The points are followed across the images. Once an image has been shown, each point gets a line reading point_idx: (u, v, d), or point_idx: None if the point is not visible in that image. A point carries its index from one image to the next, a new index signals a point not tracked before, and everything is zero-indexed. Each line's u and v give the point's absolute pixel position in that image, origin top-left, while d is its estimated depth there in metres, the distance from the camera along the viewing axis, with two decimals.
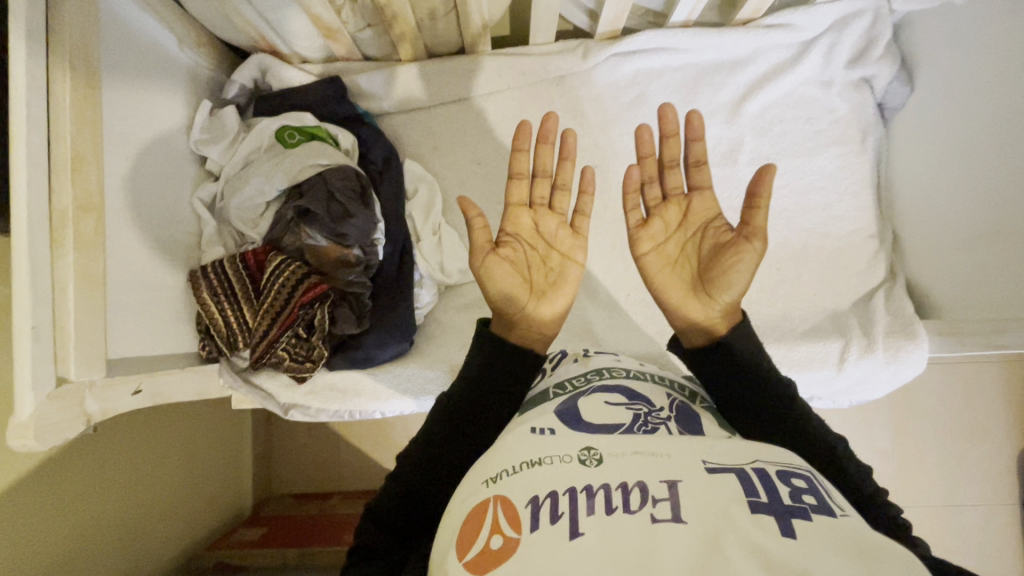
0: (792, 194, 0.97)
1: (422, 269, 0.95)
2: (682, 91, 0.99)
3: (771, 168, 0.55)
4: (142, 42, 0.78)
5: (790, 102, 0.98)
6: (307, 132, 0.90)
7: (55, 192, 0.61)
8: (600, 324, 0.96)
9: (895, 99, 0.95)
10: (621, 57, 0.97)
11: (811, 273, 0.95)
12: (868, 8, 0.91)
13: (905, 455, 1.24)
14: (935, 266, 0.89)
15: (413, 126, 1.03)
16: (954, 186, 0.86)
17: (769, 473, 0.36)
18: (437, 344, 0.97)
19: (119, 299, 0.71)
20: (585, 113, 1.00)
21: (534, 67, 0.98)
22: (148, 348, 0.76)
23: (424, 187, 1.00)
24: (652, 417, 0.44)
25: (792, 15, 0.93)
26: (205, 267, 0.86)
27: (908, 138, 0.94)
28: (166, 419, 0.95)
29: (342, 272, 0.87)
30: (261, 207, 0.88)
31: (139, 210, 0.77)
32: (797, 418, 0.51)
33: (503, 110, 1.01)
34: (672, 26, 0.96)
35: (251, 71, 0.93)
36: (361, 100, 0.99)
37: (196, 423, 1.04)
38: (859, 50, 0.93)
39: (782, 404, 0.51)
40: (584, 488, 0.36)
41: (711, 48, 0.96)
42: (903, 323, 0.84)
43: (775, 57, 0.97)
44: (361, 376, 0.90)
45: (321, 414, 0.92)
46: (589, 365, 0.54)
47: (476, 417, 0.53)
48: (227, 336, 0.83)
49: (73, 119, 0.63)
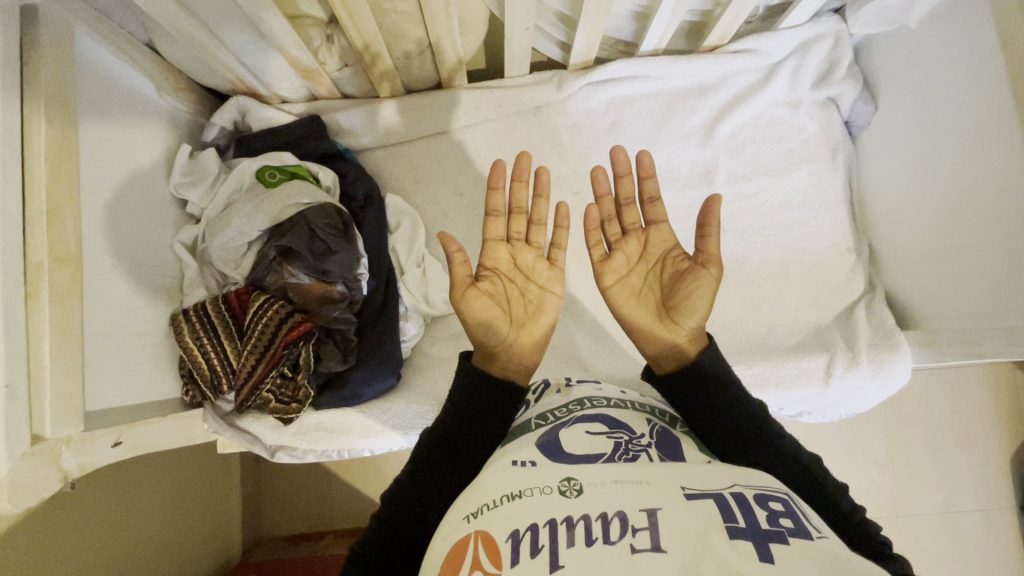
0: (769, 213, 0.99)
1: (406, 302, 0.95)
2: (655, 118, 1.01)
3: (718, 198, 0.56)
4: (117, 89, 0.79)
5: (761, 123, 1.00)
6: (288, 171, 0.90)
7: (29, 245, 0.60)
8: (588, 349, 0.96)
9: (861, 117, 0.98)
10: (594, 87, 0.99)
11: (793, 289, 0.96)
12: (829, 32, 0.94)
13: (899, 465, 1.24)
14: (913, 278, 0.91)
15: (394, 160, 1.04)
16: (924, 200, 0.88)
17: (746, 497, 0.36)
18: (425, 377, 0.96)
19: (98, 349, 0.70)
20: (562, 142, 1.02)
21: (510, 99, 1.00)
22: (128, 398, 0.75)
23: (407, 221, 1.00)
24: (633, 444, 0.43)
25: (756, 41, 0.95)
26: (186, 310, 0.84)
27: (876, 155, 0.97)
28: (114, 482, 0.85)
29: (326, 308, 0.87)
30: (243, 247, 0.88)
31: (118, 257, 0.76)
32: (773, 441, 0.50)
33: (481, 142, 1.03)
34: (642, 55, 0.98)
35: (229, 114, 0.94)
36: (340, 138, 1.00)
37: (152, 474, 0.93)
38: (823, 72, 0.96)
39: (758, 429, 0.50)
40: (564, 520, 0.35)
41: (680, 75, 0.98)
42: (885, 335, 0.86)
43: (744, 80, 0.99)
44: (350, 414, 0.89)
45: (308, 454, 0.91)
46: (571, 395, 0.53)
47: (459, 452, 0.52)
48: (211, 379, 0.82)
49: (49, 173, 0.63)
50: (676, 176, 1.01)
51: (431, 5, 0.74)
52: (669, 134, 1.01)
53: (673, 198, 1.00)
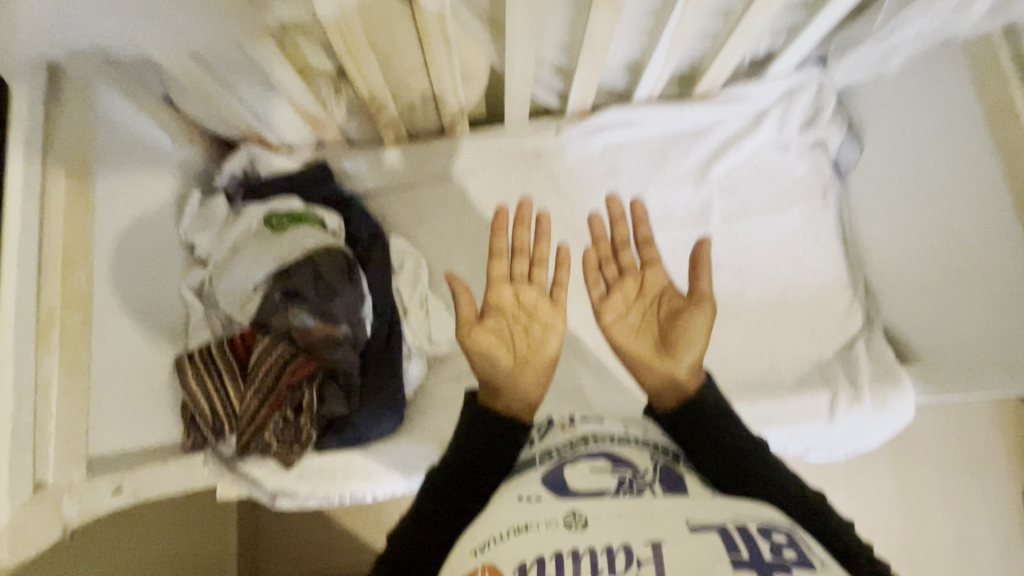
0: (765, 250, 1.01)
1: (410, 342, 0.96)
2: (650, 161, 1.05)
3: (705, 240, 0.62)
4: (130, 138, 0.82)
5: (753, 165, 1.04)
6: (295, 215, 0.92)
7: (42, 294, 0.62)
8: (591, 387, 0.96)
9: (847, 158, 1.02)
10: (590, 133, 1.03)
11: (792, 325, 0.97)
12: (812, 81, 0.98)
13: (911, 502, 1.22)
14: (909, 311, 0.92)
15: (397, 203, 1.07)
16: (915, 235, 0.91)
17: (750, 528, 0.36)
18: (428, 417, 0.95)
19: (103, 393, 0.70)
20: (561, 184, 1.05)
21: (510, 144, 1.03)
22: (129, 443, 0.74)
23: (410, 261, 1.02)
24: (638, 481, 0.41)
25: (744, 89, 0.99)
26: (191, 353, 0.85)
27: (866, 192, 1.00)
28: (99, 536, 0.81)
29: (329, 349, 0.86)
30: (249, 289, 0.87)
31: (125, 301, 0.77)
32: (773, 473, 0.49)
33: (483, 184, 1.06)
34: (636, 102, 1.02)
35: (239, 161, 0.97)
36: (346, 183, 1.03)
37: (145, 524, 0.90)
38: (810, 117, 1.00)
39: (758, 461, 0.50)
40: (570, 553, 0.36)
41: (673, 121, 1.02)
42: (885, 370, 0.87)
43: (734, 125, 1.03)
44: (354, 455, 0.88)
45: (310, 499, 0.87)
46: (575, 430, 0.49)
47: (462, 497, 0.51)
48: (214, 423, 0.82)
49: (66, 223, 0.65)
50: (672, 216, 1.04)
51: (435, 61, 0.79)
52: (664, 176, 1.05)
53: (670, 237, 1.03)
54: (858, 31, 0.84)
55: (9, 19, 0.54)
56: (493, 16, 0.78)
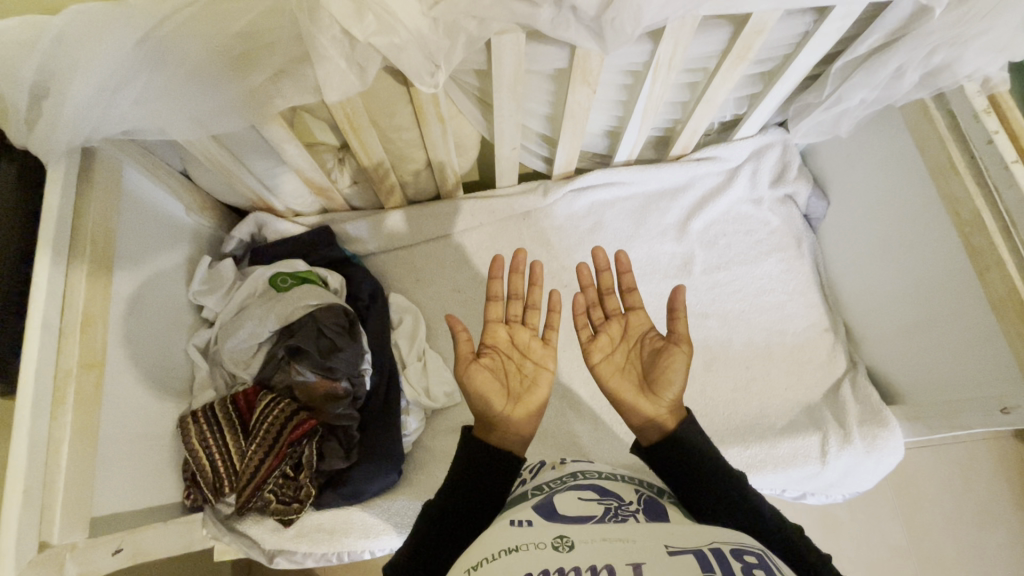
0: (747, 297, 1.06)
1: (408, 396, 0.98)
2: (633, 217, 1.12)
3: (684, 287, 0.64)
4: (152, 211, 0.89)
5: (728, 219, 1.11)
6: (299, 277, 0.98)
7: (62, 352, 0.66)
8: (586, 436, 0.98)
9: (817, 210, 1.09)
10: (576, 193, 1.10)
11: (778, 370, 1.00)
12: (777, 141, 1.06)
13: (923, 550, 1.19)
14: (889, 353, 0.96)
15: (397, 263, 1.12)
16: (887, 279, 0.97)
17: (723, 551, 0.39)
18: (425, 472, 0.95)
19: (110, 453, 0.73)
20: (550, 241, 1.12)
21: (502, 205, 1.11)
22: (132, 502, 0.76)
23: (409, 317, 1.06)
24: (622, 509, 0.46)
25: (716, 150, 1.07)
26: (195, 412, 0.87)
27: (836, 241, 1.07)
28: None
29: (331, 405, 0.89)
30: (253, 347, 0.92)
31: (134, 362, 0.81)
32: (750, 505, 0.52)
33: (476, 243, 1.13)
34: (617, 164, 1.10)
35: (248, 227, 1.03)
36: (348, 244, 1.10)
37: None
38: (778, 173, 1.08)
39: (736, 497, 0.52)
40: (557, 570, 0.38)
41: (652, 180, 1.09)
42: (872, 411, 0.89)
43: (710, 182, 1.10)
44: (354, 512, 0.88)
45: (307, 559, 0.89)
46: (565, 469, 0.55)
47: (453, 534, 0.53)
48: (213, 481, 0.83)
49: (87, 287, 0.70)
50: (656, 268, 1.10)
51: (430, 134, 0.87)
52: (647, 231, 1.12)
53: (655, 288, 1.09)
54: (808, 98, 0.94)
55: (56, 112, 0.62)
56: (482, 95, 0.86)
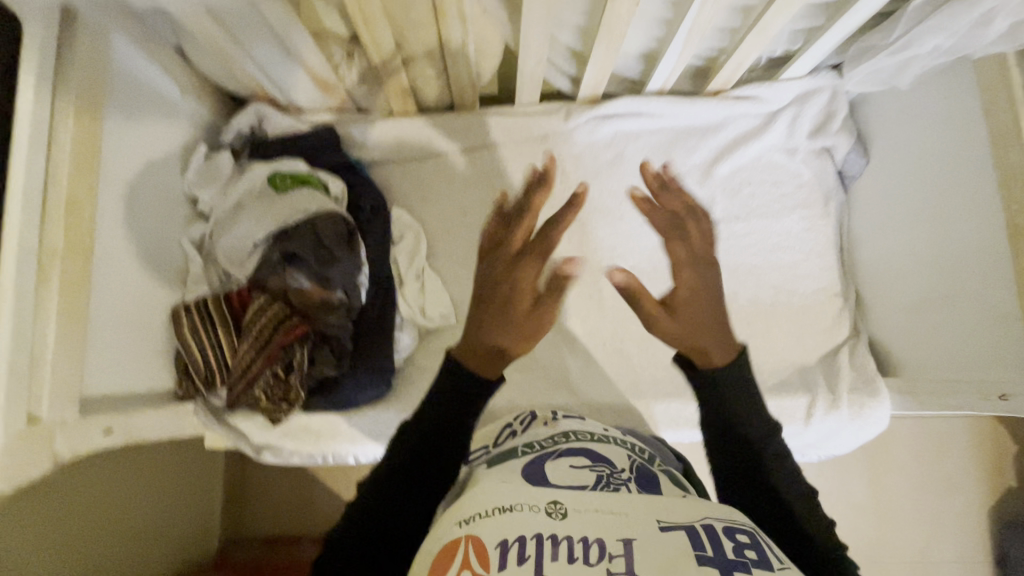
0: (762, 252, 1.02)
1: (403, 313, 0.97)
2: (657, 154, 1.05)
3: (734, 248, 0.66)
4: (145, 89, 0.82)
5: (757, 167, 1.04)
6: (299, 178, 0.92)
7: (46, 231, 0.63)
8: (577, 371, 0.98)
9: (854, 167, 1.02)
10: (599, 120, 1.03)
11: (779, 329, 0.98)
12: (826, 85, 0.97)
13: (881, 509, 1.25)
14: (895, 325, 0.95)
15: (402, 175, 1.07)
16: (910, 250, 0.93)
17: (716, 529, 0.38)
18: (414, 388, 0.96)
19: (101, 338, 0.72)
20: (566, 169, 1.05)
21: (519, 125, 1.03)
22: (124, 387, 0.77)
23: (411, 234, 1.03)
24: (615, 478, 0.46)
25: (758, 89, 0.99)
26: (187, 304, 0.87)
27: (866, 203, 1.02)
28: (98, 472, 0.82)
29: (324, 313, 0.88)
30: (249, 247, 0.88)
31: (126, 249, 0.79)
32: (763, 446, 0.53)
33: (488, 162, 1.07)
34: (648, 94, 1.01)
35: (247, 119, 0.97)
36: (352, 150, 1.04)
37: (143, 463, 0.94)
38: (820, 122, 1.00)
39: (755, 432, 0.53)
40: (549, 536, 0.37)
41: (684, 114, 1.02)
42: (866, 380, 0.89)
43: (743, 125, 1.02)
44: (337, 420, 0.91)
45: (294, 457, 0.93)
46: (557, 428, 0.56)
47: (427, 457, 0.52)
48: (205, 373, 0.85)
49: (71, 164, 0.66)
50: None
51: (450, 34, 0.78)
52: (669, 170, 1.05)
53: None
54: (874, 40, 0.85)
55: None
56: None
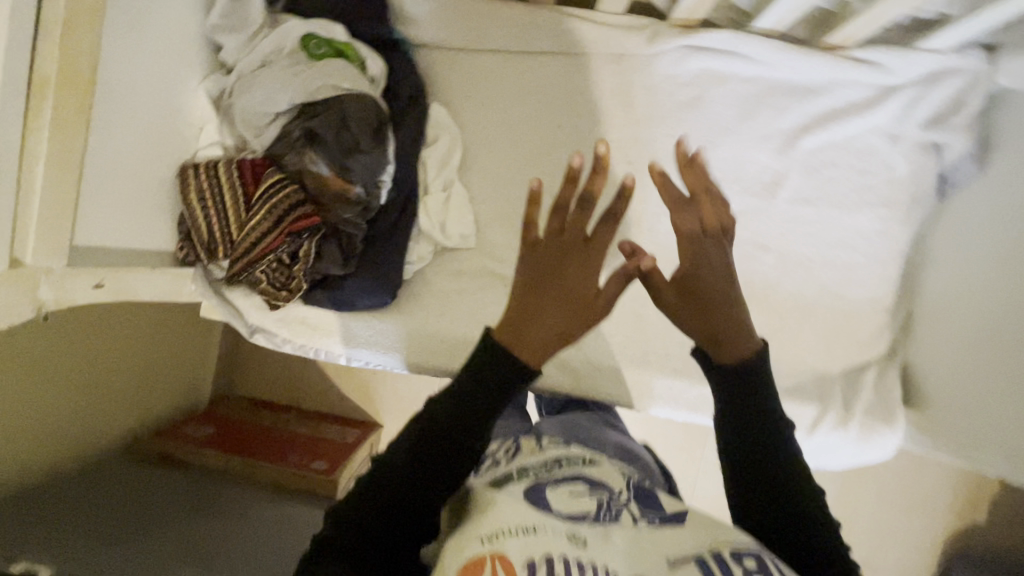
0: (821, 245, 0.91)
1: (421, 224, 0.90)
2: (742, 107, 0.90)
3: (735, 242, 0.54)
4: None
5: (849, 147, 0.90)
6: (335, 47, 0.82)
7: (38, 52, 0.54)
8: None
9: (960, 176, 0.87)
10: (689, 51, 0.88)
11: (811, 332, 0.91)
12: (966, 69, 0.82)
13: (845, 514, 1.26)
14: (937, 357, 0.89)
15: (449, 67, 0.94)
16: (980, 282, 0.83)
17: (722, 557, 0.42)
18: (418, 303, 0.92)
19: (97, 185, 0.67)
20: (633, 102, 0.92)
21: (596, 35, 0.89)
22: (120, 242, 0.73)
23: (445, 137, 0.92)
24: (615, 503, 0.47)
25: (884, 54, 0.83)
26: (198, 164, 0.80)
27: (955, 218, 0.89)
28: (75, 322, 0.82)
29: (340, 208, 0.82)
30: (269, 115, 0.81)
31: (135, 90, 0.70)
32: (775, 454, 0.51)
33: (547, 72, 0.93)
34: (753, 30, 0.86)
35: None
36: (400, 24, 0.91)
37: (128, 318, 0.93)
38: (941, 111, 0.85)
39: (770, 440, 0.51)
40: (575, 562, 0.40)
41: (787, 66, 0.87)
42: (884, 409, 0.88)
43: (852, 94, 0.87)
44: (328, 315, 0.90)
45: (285, 344, 0.91)
46: (547, 453, 0.53)
47: (453, 456, 0.46)
48: (207, 242, 0.80)
49: None
50: (740, 177, 0.91)
51: None
52: (749, 130, 0.91)
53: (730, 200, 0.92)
54: None
55: None
56: None
